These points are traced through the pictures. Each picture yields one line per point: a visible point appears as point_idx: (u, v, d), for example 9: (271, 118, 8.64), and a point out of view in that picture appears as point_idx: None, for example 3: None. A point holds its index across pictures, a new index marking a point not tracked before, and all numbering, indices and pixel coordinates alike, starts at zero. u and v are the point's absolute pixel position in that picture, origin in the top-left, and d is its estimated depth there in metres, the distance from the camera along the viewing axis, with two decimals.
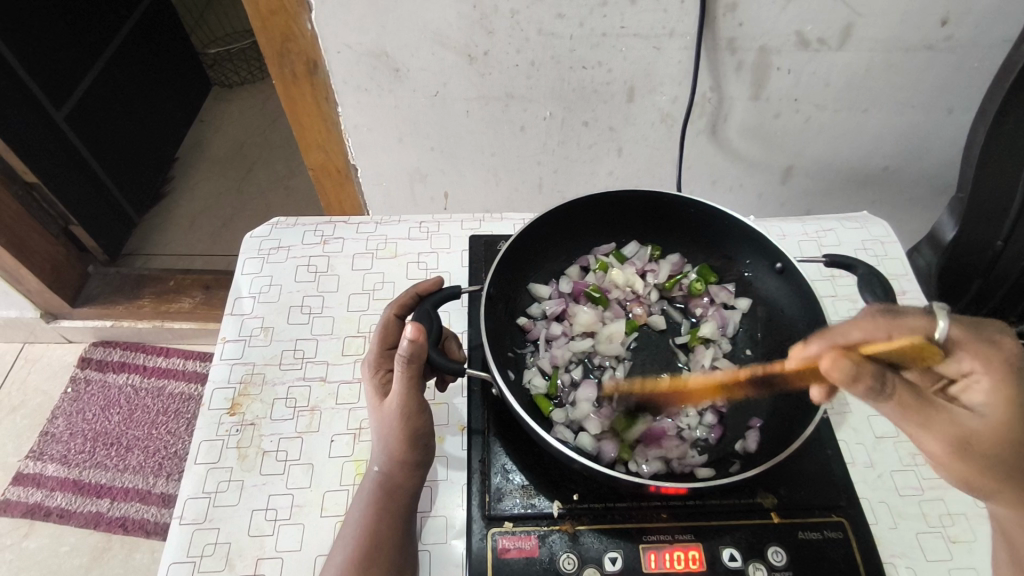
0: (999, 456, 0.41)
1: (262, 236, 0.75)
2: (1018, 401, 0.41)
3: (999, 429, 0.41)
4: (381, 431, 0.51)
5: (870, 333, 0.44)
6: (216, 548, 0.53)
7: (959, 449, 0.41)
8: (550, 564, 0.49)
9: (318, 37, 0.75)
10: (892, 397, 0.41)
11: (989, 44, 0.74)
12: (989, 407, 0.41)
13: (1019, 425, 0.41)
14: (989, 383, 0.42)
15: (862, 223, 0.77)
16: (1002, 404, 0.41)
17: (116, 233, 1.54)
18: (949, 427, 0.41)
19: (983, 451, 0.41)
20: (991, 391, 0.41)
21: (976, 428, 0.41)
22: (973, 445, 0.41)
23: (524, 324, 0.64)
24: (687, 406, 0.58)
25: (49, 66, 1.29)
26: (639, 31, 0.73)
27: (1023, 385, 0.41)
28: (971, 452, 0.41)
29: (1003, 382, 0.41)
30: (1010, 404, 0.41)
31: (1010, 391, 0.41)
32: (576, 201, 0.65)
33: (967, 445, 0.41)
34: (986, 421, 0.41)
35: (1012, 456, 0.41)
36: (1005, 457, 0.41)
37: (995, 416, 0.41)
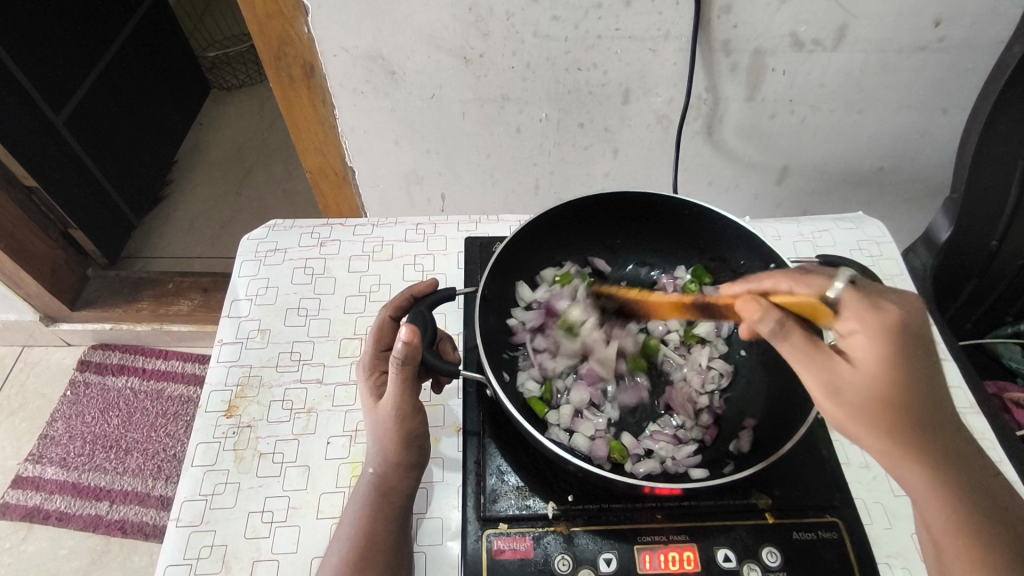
0: (865, 398, 0.42)
1: (258, 238, 0.76)
2: (892, 352, 0.42)
3: (870, 376, 0.42)
4: (376, 433, 0.52)
5: (780, 283, 0.49)
6: (212, 550, 0.54)
7: (828, 387, 0.43)
8: (545, 565, 0.49)
9: (315, 40, 0.75)
10: (786, 338, 0.45)
11: (982, 45, 0.74)
12: (866, 359, 0.43)
13: (889, 375, 0.42)
14: (866, 336, 0.43)
15: (858, 223, 0.78)
16: (877, 354, 0.42)
17: (115, 236, 1.54)
18: (819, 366, 0.43)
19: (851, 393, 0.42)
20: (868, 344, 0.43)
21: (845, 373, 0.43)
22: (841, 388, 0.43)
23: (512, 325, 0.63)
24: (677, 394, 0.59)
25: (47, 70, 1.30)
26: (634, 33, 0.73)
27: (899, 339, 0.42)
28: (839, 393, 0.43)
29: (879, 333, 0.42)
30: (886, 356, 0.42)
31: (884, 342, 0.42)
32: (570, 203, 0.66)
33: (835, 385, 0.43)
34: (859, 370, 0.43)
35: (880, 406, 0.42)
36: (871, 406, 0.42)
37: (867, 365, 0.42)
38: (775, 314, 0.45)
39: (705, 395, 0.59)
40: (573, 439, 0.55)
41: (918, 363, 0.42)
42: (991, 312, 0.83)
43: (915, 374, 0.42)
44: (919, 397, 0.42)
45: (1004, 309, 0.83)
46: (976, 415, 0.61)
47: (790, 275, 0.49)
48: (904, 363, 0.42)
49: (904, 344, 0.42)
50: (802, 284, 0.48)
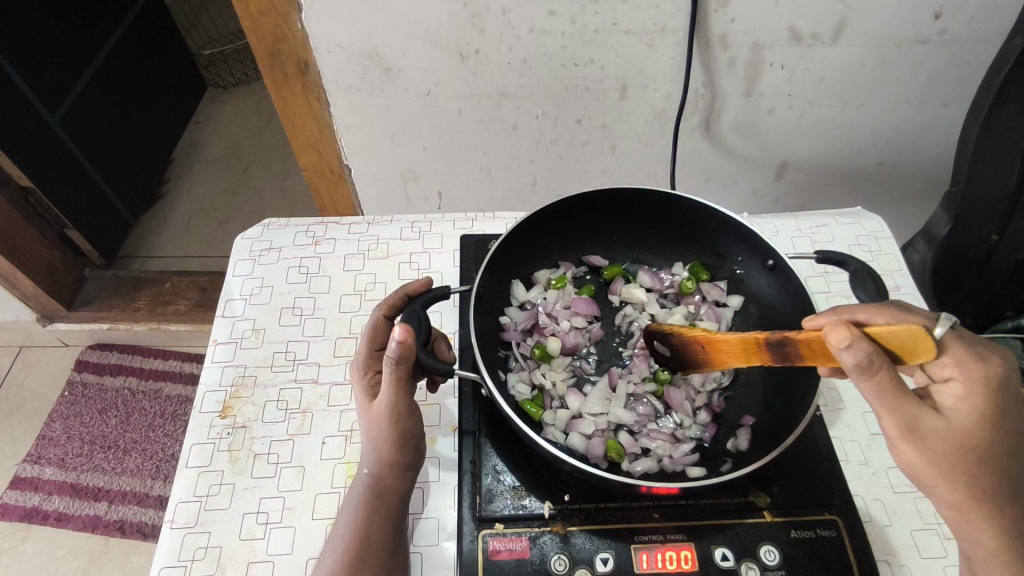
0: (950, 452, 0.42)
1: (253, 238, 0.75)
2: (986, 409, 0.43)
3: (960, 429, 0.43)
4: (370, 433, 0.51)
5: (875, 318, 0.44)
6: (206, 552, 0.53)
7: (911, 431, 0.43)
8: (541, 565, 0.49)
9: (309, 37, 0.75)
10: (873, 376, 0.40)
11: (982, 38, 0.73)
12: (959, 411, 0.43)
13: (980, 431, 0.42)
14: (967, 389, 0.43)
15: (857, 218, 0.77)
16: (970, 409, 0.43)
17: (113, 236, 1.54)
18: (909, 413, 0.42)
19: (936, 445, 0.43)
20: (964, 396, 0.43)
21: (936, 422, 0.43)
22: (928, 438, 0.42)
23: (503, 323, 0.63)
24: (677, 393, 0.59)
25: (42, 70, 1.29)
26: (631, 28, 0.73)
27: (997, 396, 0.43)
28: (924, 441, 0.43)
29: (978, 389, 0.42)
30: (978, 413, 0.43)
31: (981, 398, 0.42)
32: (566, 200, 0.65)
33: (919, 432, 0.42)
34: (950, 422, 0.43)
35: (966, 459, 0.42)
36: (960, 456, 0.42)
37: (959, 418, 0.43)
38: (867, 348, 0.39)
39: (703, 395, 0.59)
40: (571, 439, 0.55)
41: (1011, 423, 0.43)
42: (992, 305, 0.81)
43: (1004, 434, 0.43)
44: (1001, 456, 0.43)
45: (1004, 304, 0.81)
46: None
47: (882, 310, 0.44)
48: (996, 421, 0.43)
49: (1000, 402, 0.43)
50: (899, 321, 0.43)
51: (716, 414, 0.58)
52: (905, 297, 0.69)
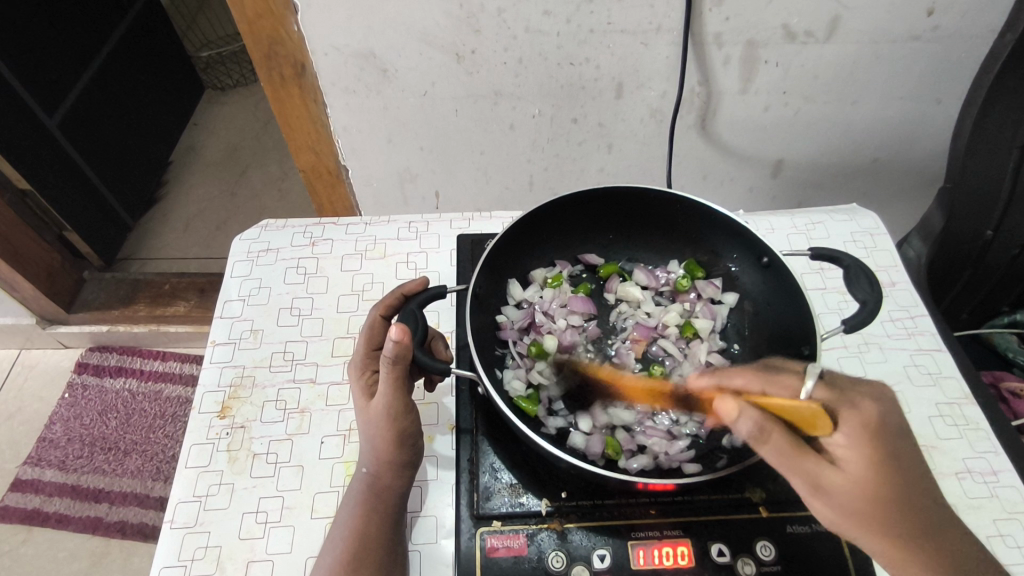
0: (856, 503, 0.42)
1: (251, 238, 0.75)
2: (877, 456, 0.42)
3: (858, 480, 0.42)
4: (367, 431, 0.52)
5: (753, 385, 0.46)
6: (206, 551, 0.53)
7: (815, 489, 0.42)
8: (539, 562, 0.49)
9: (305, 38, 0.75)
10: (769, 442, 0.41)
11: (976, 35, 0.73)
12: (852, 461, 0.42)
13: (877, 479, 0.41)
14: (853, 438, 0.42)
15: (852, 215, 0.77)
16: (862, 459, 0.42)
17: (112, 238, 1.54)
18: (809, 473, 0.41)
19: (841, 499, 0.42)
20: (851, 445, 0.42)
21: (836, 478, 0.42)
22: (833, 492, 0.42)
23: (500, 321, 0.63)
24: (674, 390, 0.59)
25: (40, 73, 1.29)
26: (626, 27, 0.73)
27: (881, 437, 0.42)
28: (829, 496, 0.42)
29: (861, 436, 0.42)
30: (870, 460, 0.42)
31: (867, 445, 0.42)
32: (562, 198, 0.65)
33: (823, 489, 0.42)
34: (848, 476, 0.42)
35: (873, 509, 0.41)
36: (867, 507, 0.42)
37: (854, 470, 0.42)
38: (755, 416, 0.41)
39: None
40: (570, 437, 0.55)
41: (902, 461, 0.42)
42: (988, 301, 0.84)
43: (900, 475, 0.42)
44: (906, 497, 0.42)
45: (1001, 298, 0.83)
46: (972, 404, 0.61)
47: (756, 376, 0.46)
48: (887, 467, 0.42)
49: (885, 443, 0.42)
50: (773, 385, 0.45)
51: (713, 410, 0.58)
52: (899, 293, 0.70)
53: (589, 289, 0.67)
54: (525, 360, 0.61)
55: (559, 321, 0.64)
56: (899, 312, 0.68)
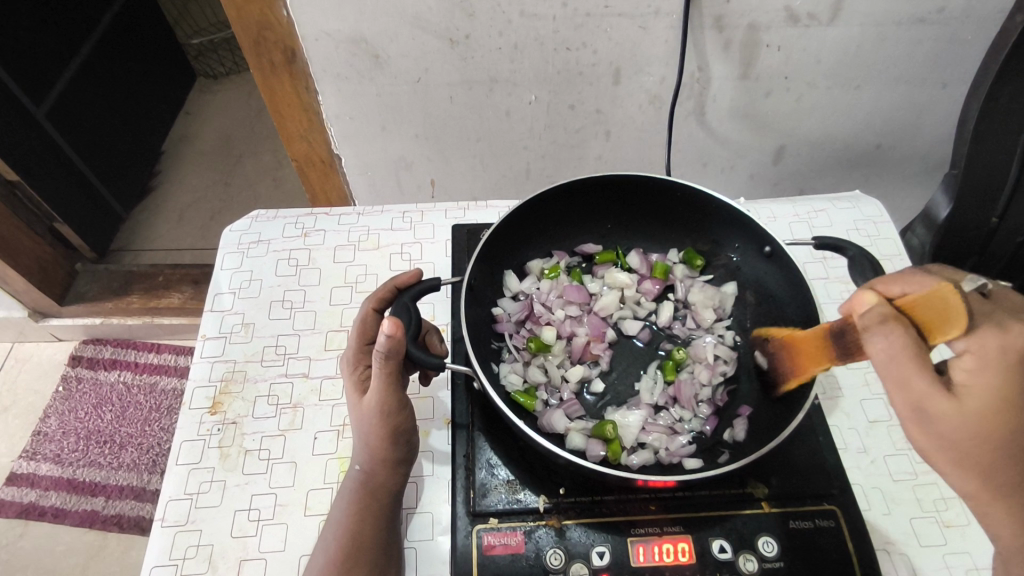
0: (962, 436, 0.39)
1: (241, 230, 0.74)
2: (1009, 386, 0.38)
3: (972, 412, 0.39)
4: (360, 429, 0.50)
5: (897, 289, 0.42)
6: (198, 550, 0.52)
7: (917, 410, 0.40)
8: (537, 560, 0.48)
9: (295, 24, 0.73)
10: (893, 335, 0.39)
11: (983, 16, 0.72)
12: (971, 386, 0.39)
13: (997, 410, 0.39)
14: (982, 360, 0.39)
15: (855, 202, 0.76)
16: (987, 385, 0.38)
17: (103, 229, 1.52)
18: (916, 395, 0.39)
19: (946, 429, 0.39)
20: (977, 369, 0.39)
21: (944, 406, 0.39)
22: (934, 420, 0.40)
23: (496, 315, 0.62)
24: (686, 387, 0.57)
25: (27, 62, 1.26)
26: (624, 10, 0.71)
27: (1022, 364, 0.38)
28: (930, 425, 0.40)
29: (992, 361, 0.38)
30: (995, 387, 0.38)
31: (999, 371, 0.38)
32: (559, 186, 0.63)
33: (927, 414, 0.40)
34: (963, 404, 0.39)
35: (976, 442, 0.39)
36: (972, 442, 0.39)
37: (972, 399, 0.39)
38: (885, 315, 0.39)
39: (709, 389, 0.58)
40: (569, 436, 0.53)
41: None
42: None
43: (1021, 409, 0.39)
44: (1021, 432, 0.39)
45: None
46: None
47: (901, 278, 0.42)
48: (1014, 395, 0.38)
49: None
50: (914, 287, 0.41)
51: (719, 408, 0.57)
52: None
53: (585, 280, 0.66)
54: (522, 352, 0.60)
55: (556, 311, 0.63)
56: None
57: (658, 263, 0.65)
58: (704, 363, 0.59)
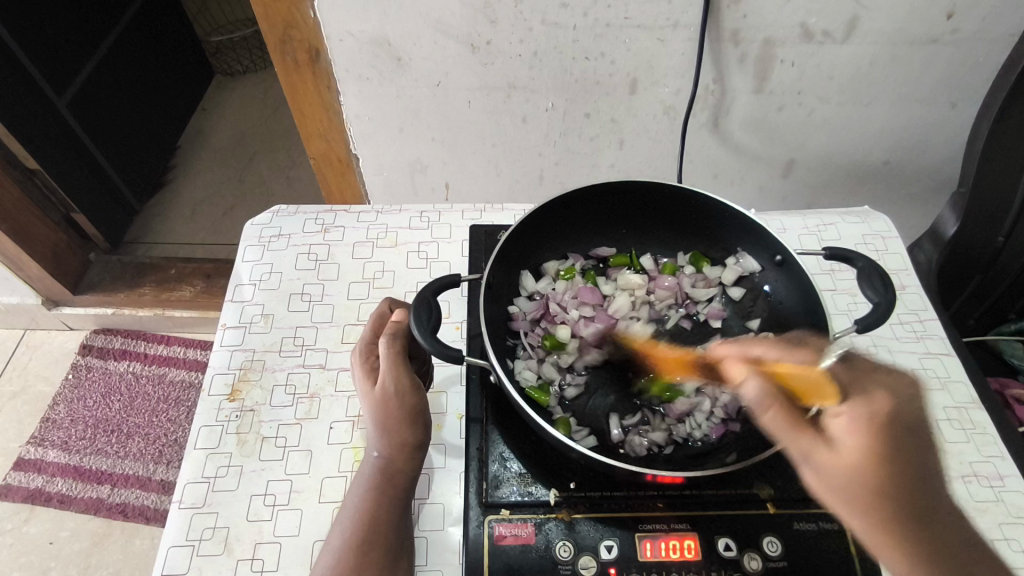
0: (853, 485, 0.44)
1: (262, 224, 0.76)
2: (875, 442, 0.44)
3: (853, 462, 0.44)
4: (376, 418, 0.52)
5: (768, 353, 0.52)
6: (214, 532, 0.54)
7: (805, 461, 0.46)
8: (546, 552, 0.49)
9: (321, 25, 0.75)
10: (769, 411, 0.47)
11: (993, 39, 0.73)
12: (849, 444, 0.45)
13: (873, 463, 0.44)
14: (853, 420, 0.46)
15: (864, 217, 0.77)
16: (860, 442, 0.45)
17: (118, 220, 1.54)
18: (803, 445, 0.46)
19: (832, 475, 0.44)
20: (852, 428, 0.45)
21: (826, 456, 0.45)
22: (821, 469, 0.45)
23: (512, 312, 0.63)
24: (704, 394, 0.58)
25: (52, 53, 1.29)
26: (642, 22, 0.73)
27: (886, 429, 0.45)
28: (819, 473, 0.45)
29: (863, 420, 0.45)
30: (867, 447, 0.44)
31: (868, 435, 0.45)
32: (575, 191, 0.65)
33: (813, 462, 0.45)
34: (842, 456, 0.44)
35: (876, 488, 0.43)
36: (857, 490, 0.43)
37: (850, 455, 0.44)
38: (757, 381, 0.48)
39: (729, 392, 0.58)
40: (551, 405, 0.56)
41: (906, 453, 0.45)
42: (996, 308, 0.84)
43: (899, 466, 0.44)
44: (900, 488, 0.44)
45: (1008, 307, 0.84)
46: (978, 408, 0.61)
47: (773, 347, 0.52)
48: (885, 453, 0.44)
49: (891, 435, 0.45)
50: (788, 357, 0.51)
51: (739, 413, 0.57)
52: (910, 296, 0.70)
53: (600, 281, 0.66)
54: (534, 349, 0.61)
55: (571, 311, 0.64)
56: (909, 315, 0.68)
57: (667, 263, 0.68)
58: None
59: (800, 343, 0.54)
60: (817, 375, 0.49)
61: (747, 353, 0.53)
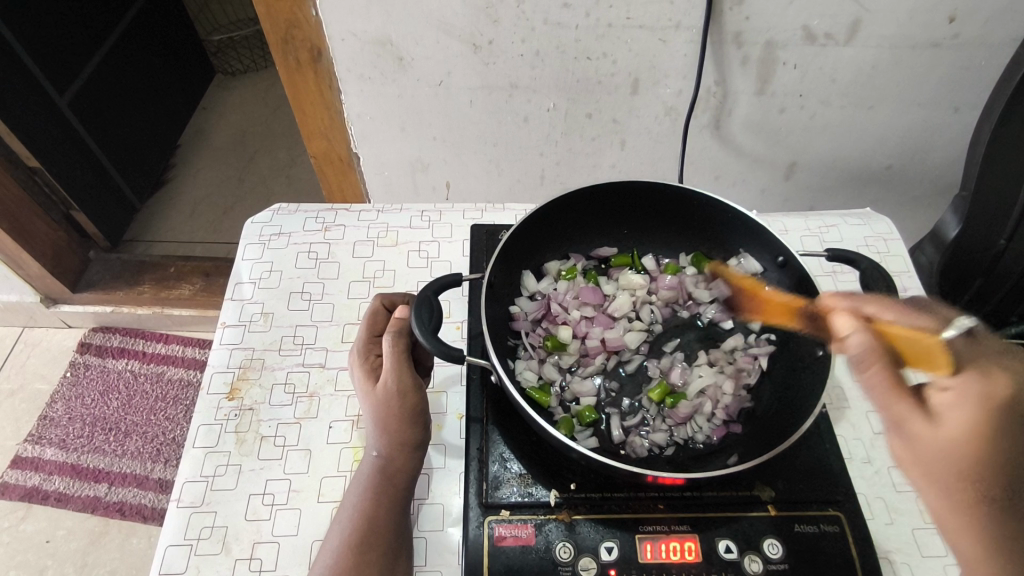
0: (943, 461, 0.41)
1: (263, 222, 0.75)
2: (987, 419, 0.40)
3: (952, 438, 0.41)
4: (377, 418, 0.52)
5: (886, 312, 0.45)
6: (212, 531, 0.53)
7: (895, 427, 0.43)
8: (546, 552, 0.49)
9: (323, 24, 0.74)
10: (869, 369, 0.43)
11: (996, 42, 0.73)
12: (954, 415, 0.41)
13: (972, 441, 0.40)
14: (960, 396, 0.41)
15: (866, 219, 0.77)
16: (970, 420, 0.40)
17: (118, 218, 1.53)
18: (895, 411, 0.42)
19: (922, 449, 0.42)
20: (961, 402, 0.41)
21: (920, 429, 0.41)
22: (911, 438, 0.42)
23: (513, 312, 0.63)
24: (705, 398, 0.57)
25: (53, 51, 1.29)
26: (645, 23, 0.73)
27: (1002, 412, 0.40)
28: (911, 444, 0.42)
29: (973, 395, 0.41)
30: (974, 421, 0.40)
31: (979, 410, 0.40)
32: (577, 191, 0.65)
33: (903, 432, 0.42)
34: (942, 430, 0.41)
35: (969, 468, 0.40)
36: (945, 468, 0.41)
37: (952, 427, 0.41)
38: (865, 337, 0.42)
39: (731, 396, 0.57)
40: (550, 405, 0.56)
41: (1017, 441, 0.40)
42: (998, 313, 0.83)
43: (1001, 449, 0.40)
44: (1002, 473, 0.40)
45: None
46: None
47: (894, 306, 0.45)
48: (996, 433, 0.40)
49: (1005, 419, 0.40)
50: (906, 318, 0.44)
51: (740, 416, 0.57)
52: (911, 299, 0.70)
53: (601, 282, 0.67)
54: (535, 349, 0.61)
55: (572, 313, 0.64)
56: None
57: (668, 264, 0.67)
58: (727, 372, 0.59)
59: (933, 310, 0.46)
60: (933, 341, 0.42)
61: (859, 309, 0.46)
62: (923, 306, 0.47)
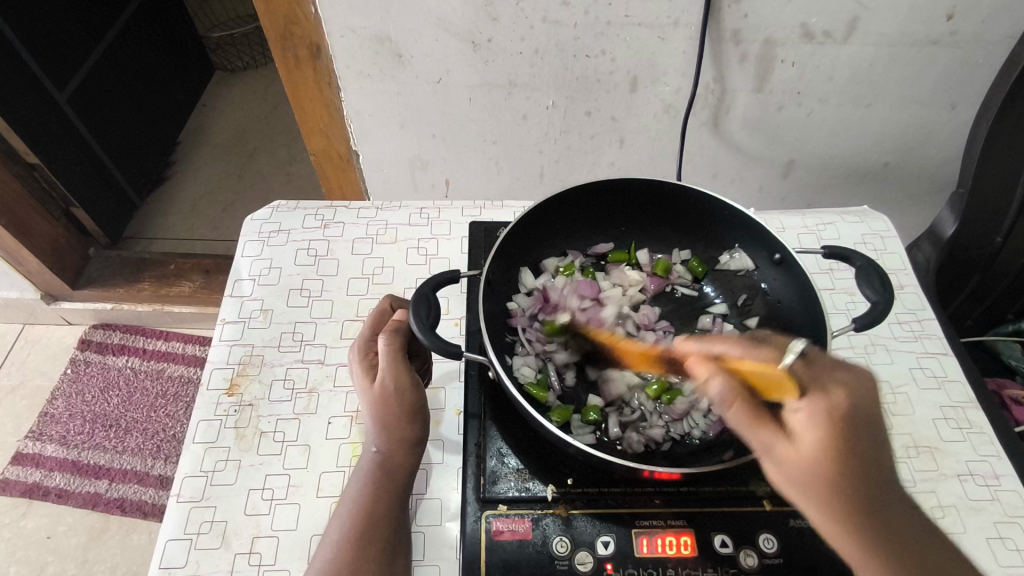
0: (807, 474, 0.43)
1: (262, 219, 0.76)
2: (833, 436, 0.43)
3: (811, 457, 0.43)
4: (375, 414, 0.52)
5: (732, 350, 0.49)
6: (212, 526, 0.54)
7: (765, 455, 0.44)
8: (543, 547, 0.50)
9: (322, 20, 0.75)
10: (733, 407, 0.45)
11: (994, 40, 0.73)
12: (806, 436, 0.43)
13: (828, 457, 0.42)
14: (811, 415, 0.44)
15: (863, 216, 0.77)
16: (818, 440, 0.43)
17: (117, 215, 1.54)
18: (763, 438, 0.44)
19: (790, 472, 0.43)
20: (810, 424, 0.44)
21: (786, 450, 0.43)
22: (778, 463, 0.44)
23: (511, 309, 0.63)
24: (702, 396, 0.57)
25: (52, 47, 1.29)
26: (643, 21, 0.73)
27: (847, 424, 0.43)
28: (780, 468, 0.43)
29: (821, 415, 0.44)
30: (824, 439, 0.43)
31: (825, 427, 0.43)
32: (575, 188, 0.65)
33: (772, 458, 0.44)
34: (801, 451, 0.43)
35: (829, 478, 0.42)
36: (812, 480, 0.42)
37: (807, 449, 0.43)
38: (721, 378, 0.46)
39: None
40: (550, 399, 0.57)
41: (862, 448, 0.43)
42: (994, 309, 0.84)
43: (857, 458, 0.42)
44: (856, 480, 0.42)
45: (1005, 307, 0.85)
46: (975, 409, 0.61)
47: (740, 345, 0.50)
48: (840, 447, 0.43)
49: (855, 430, 0.43)
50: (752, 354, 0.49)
51: None
52: (908, 296, 0.70)
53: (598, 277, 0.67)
54: (533, 344, 0.61)
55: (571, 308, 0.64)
56: (907, 316, 0.68)
57: (660, 260, 0.68)
58: None
59: (772, 341, 0.51)
60: (778, 372, 0.46)
61: (709, 350, 0.51)
62: (761, 339, 0.51)
